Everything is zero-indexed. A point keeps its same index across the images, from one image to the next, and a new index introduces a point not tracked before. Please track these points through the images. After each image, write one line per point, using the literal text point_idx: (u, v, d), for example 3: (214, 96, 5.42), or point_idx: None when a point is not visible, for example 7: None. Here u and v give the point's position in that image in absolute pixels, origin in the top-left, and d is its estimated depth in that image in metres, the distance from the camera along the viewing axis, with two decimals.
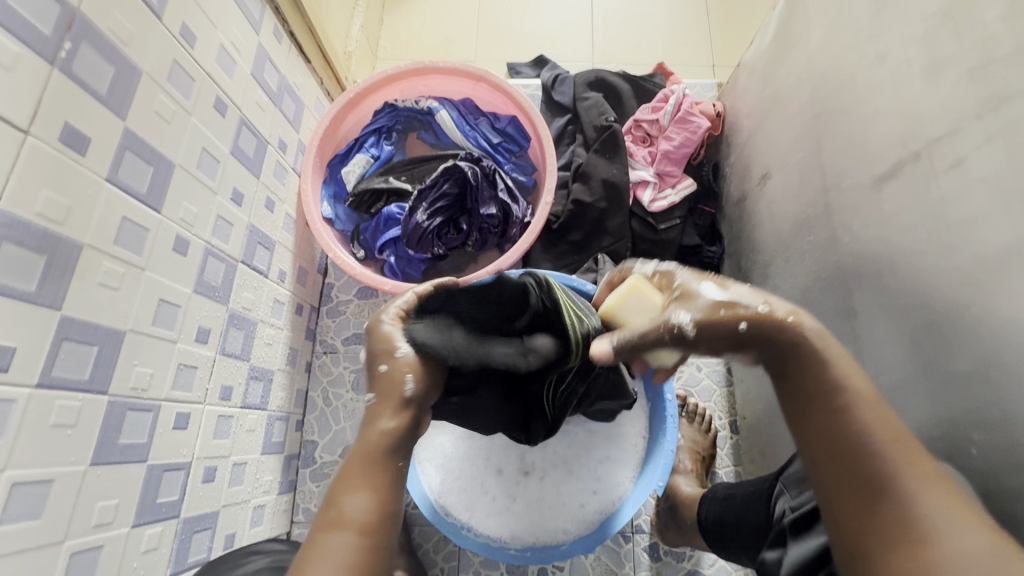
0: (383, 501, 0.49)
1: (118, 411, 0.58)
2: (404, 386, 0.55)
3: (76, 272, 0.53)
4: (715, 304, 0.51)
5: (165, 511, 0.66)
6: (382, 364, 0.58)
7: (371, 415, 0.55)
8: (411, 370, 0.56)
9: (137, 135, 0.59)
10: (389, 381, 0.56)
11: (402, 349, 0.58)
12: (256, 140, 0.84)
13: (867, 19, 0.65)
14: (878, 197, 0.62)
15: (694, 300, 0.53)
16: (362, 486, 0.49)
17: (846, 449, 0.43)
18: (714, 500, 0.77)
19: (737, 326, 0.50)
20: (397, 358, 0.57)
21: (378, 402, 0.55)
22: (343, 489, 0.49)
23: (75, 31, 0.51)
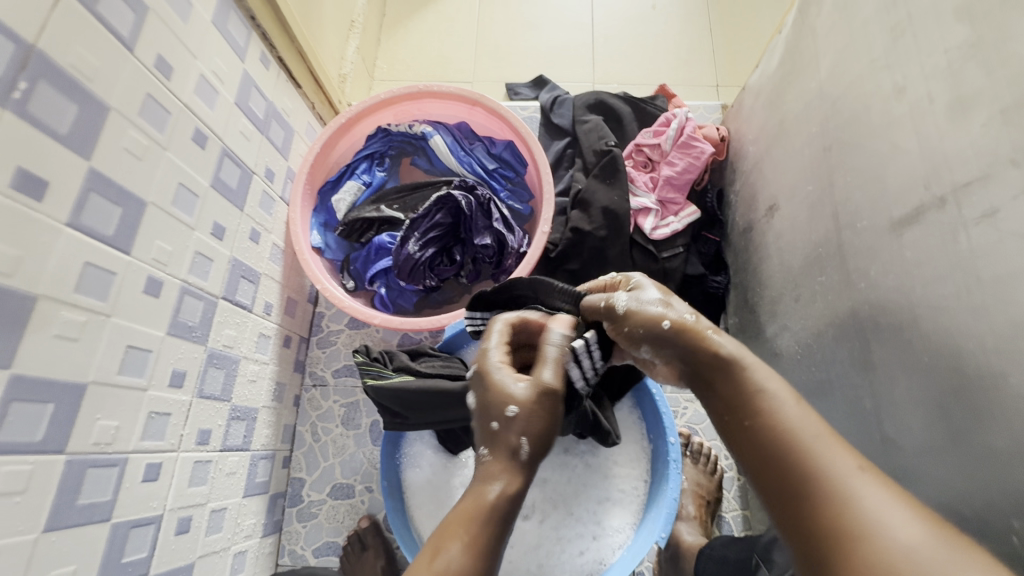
0: (484, 570, 0.44)
1: (77, 470, 0.55)
2: (514, 447, 0.50)
3: (30, 327, 0.49)
4: (653, 302, 0.55)
5: (131, 570, 0.62)
6: (493, 422, 0.52)
7: (482, 473, 0.50)
8: (526, 433, 0.50)
9: (103, 175, 0.56)
10: (507, 437, 0.50)
11: (513, 409, 0.51)
12: (240, 170, 0.81)
13: (881, 48, 0.61)
14: (897, 240, 0.58)
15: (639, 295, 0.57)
16: (465, 547, 0.44)
17: (776, 451, 0.43)
18: (709, 561, 0.73)
19: (662, 323, 0.53)
20: (507, 419, 0.51)
21: (488, 465, 0.50)
22: (446, 537, 0.45)
23: (32, 70, 0.48)
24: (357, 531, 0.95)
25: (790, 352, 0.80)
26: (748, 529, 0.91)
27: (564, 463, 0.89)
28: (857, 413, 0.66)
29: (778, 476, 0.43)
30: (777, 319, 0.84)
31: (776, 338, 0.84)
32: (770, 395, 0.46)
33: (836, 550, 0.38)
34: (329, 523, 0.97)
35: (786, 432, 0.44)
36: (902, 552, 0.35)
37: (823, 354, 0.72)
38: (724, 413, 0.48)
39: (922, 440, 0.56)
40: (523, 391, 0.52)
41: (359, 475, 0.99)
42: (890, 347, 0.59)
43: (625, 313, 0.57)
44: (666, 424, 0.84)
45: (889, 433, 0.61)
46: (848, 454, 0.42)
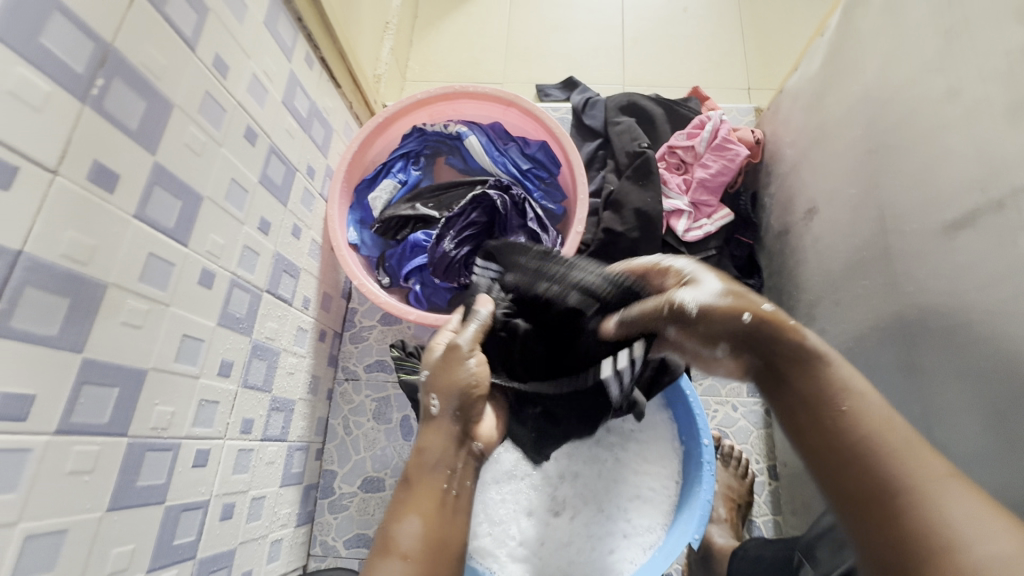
0: (432, 531, 0.53)
1: (137, 452, 0.57)
2: (428, 409, 0.62)
3: (100, 313, 0.51)
4: (720, 293, 0.52)
5: (181, 552, 0.64)
6: (432, 404, 0.62)
7: (422, 436, 0.61)
8: (433, 390, 0.62)
9: (166, 169, 0.58)
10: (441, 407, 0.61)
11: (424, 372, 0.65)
12: (285, 168, 0.83)
13: (933, 51, 0.61)
14: (949, 243, 0.58)
15: (701, 286, 0.53)
16: (415, 512, 0.54)
17: (861, 459, 0.43)
18: (744, 561, 0.73)
19: (741, 317, 0.50)
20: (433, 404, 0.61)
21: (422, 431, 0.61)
22: (401, 513, 0.54)
23: (108, 68, 0.50)
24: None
25: None
26: (780, 534, 0.91)
27: (594, 457, 0.89)
28: None
29: (867, 485, 0.42)
30: (814, 323, 0.83)
31: None
32: (859, 403, 0.45)
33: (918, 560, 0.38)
34: (359, 515, 0.98)
35: (875, 437, 0.43)
36: (999, 565, 0.35)
37: (866, 359, 0.71)
38: (800, 408, 0.48)
39: (973, 445, 0.56)
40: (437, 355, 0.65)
41: (389, 468, 1.00)
42: (939, 351, 0.59)
43: (699, 310, 0.52)
44: (700, 425, 0.84)
45: (937, 438, 0.60)
46: (937, 462, 0.41)
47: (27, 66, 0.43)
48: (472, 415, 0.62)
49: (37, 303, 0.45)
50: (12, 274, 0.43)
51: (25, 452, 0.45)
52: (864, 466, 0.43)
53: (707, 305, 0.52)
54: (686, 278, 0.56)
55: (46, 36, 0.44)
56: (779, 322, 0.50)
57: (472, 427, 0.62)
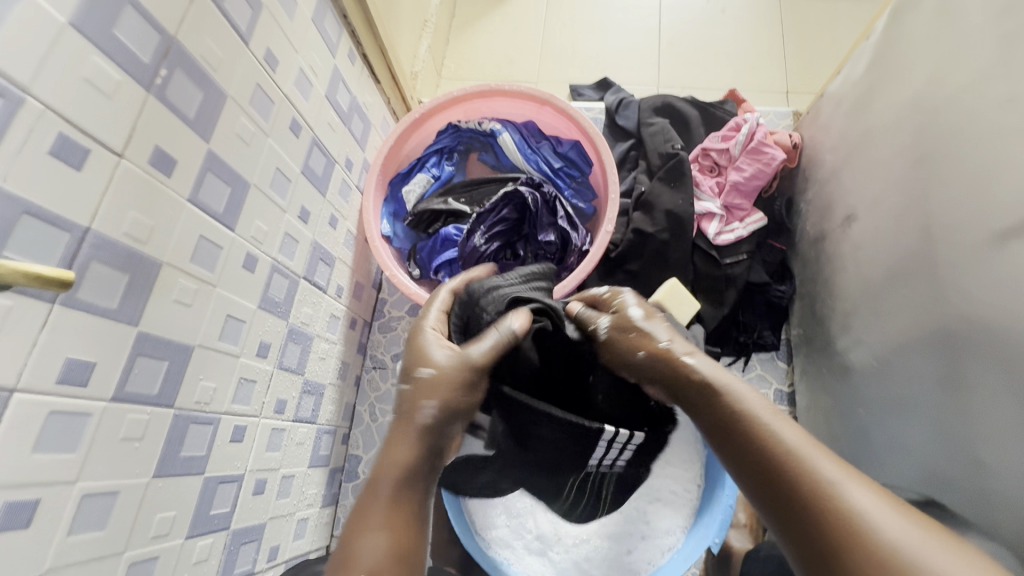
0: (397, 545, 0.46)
1: (181, 424, 0.60)
2: (420, 409, 0.54)
3: (154, 290, 0.54)
4: (627, 327, 0.66)
5: (216, 522, 0.67)
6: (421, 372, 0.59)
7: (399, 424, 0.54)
8: (433, 398, 0.55)
9: (218, 157, 0.61)
10: (412, 398, 0.56)
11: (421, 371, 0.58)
12: (325, 159, 0.86)
13: (990, 57, 0.60)
14: (1000, 253, 0.56)
15: (620, 318, 0.67)
16: (380, 528, 0.46)
17: (772, 466, 0.45)
18: (755, 562, 0.74)
19: (637, 353, 0.63)
20: (420, 381, 0.57)
21: (397, 426, 0.54)
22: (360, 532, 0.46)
23: (171, 59, 0.53)
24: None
25: (864, 366, 0.78)
26: None
27: None
28: (945, 433, 0.64)
29: (771, 490, 0.45)
30: (850, 332, 0.82)
31: (848, 351, 0.82)
32: (749, 413, 0.49)
33: (845, 562, 0.39)
34: None
35: (772, 443, 0.46)
36: (905, 553, 0.38)
37: (906, 370, 0.70)
38: (714, 433, 0.51)
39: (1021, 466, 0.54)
40: (443, 359, 0.58)
41: None
42: (984, 364, 0.58)
43: (605, 337, 0.68)
44: None
45: (984, 457, 0.59)
46: (835, 462, 0.44)
47: (101, 55, 0.46)
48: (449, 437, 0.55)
49: (102, 277, 0.48)
50: (80, 249, 0.46)
51: (85, 415, 0.48)
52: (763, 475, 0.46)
53: (616, 327, 0.67)
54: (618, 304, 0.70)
55: (119, 29, 0.47)
56: (669, 357, 0.59)
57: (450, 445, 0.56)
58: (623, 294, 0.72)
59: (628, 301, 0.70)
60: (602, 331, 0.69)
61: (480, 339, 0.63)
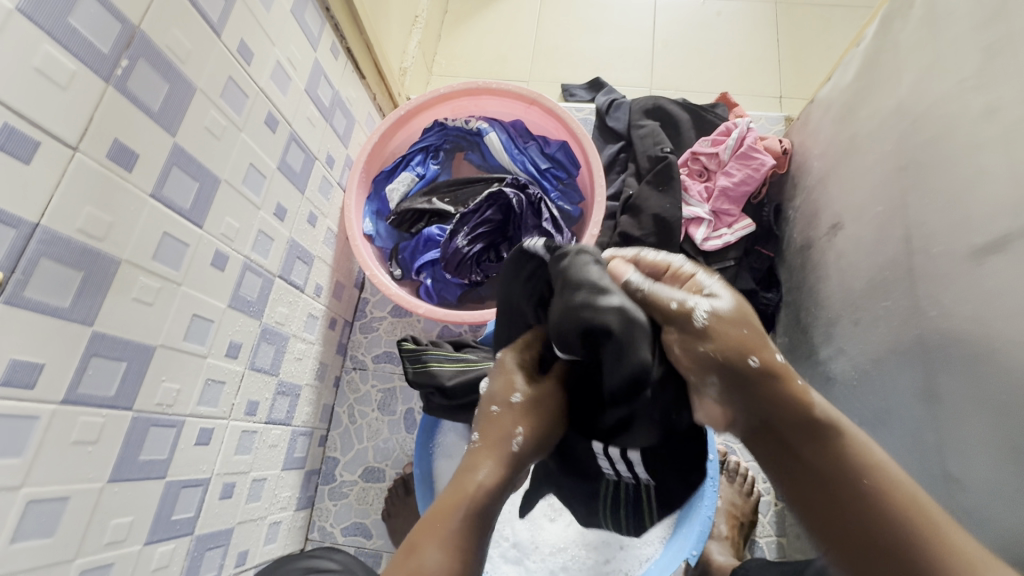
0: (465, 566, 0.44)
1: (141, 426, 0.58)
2: (510, 438, 0.50)
3: (112, 288, 0.52)
4: (737, 323, 0.46)
5: (179, 528, 0.65)
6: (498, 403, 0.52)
7: (470, 456, 0.49)
8: (524, 428, 0.51)
9: (184, 152, 0.59)
10: (498, 422, 0.51)
11: (519, 396, 0.52)
12: (304, 156, 0.84)
13: (974, 66, 0.58)
14: (978, 268, 0.55)
15: (727, 308, 0.47)
16: (450, 548, 0.44)
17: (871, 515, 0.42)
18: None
19: (749, 360, 0.45)
20: (516, 406, 0.52)
21: (481, 449, 0.50)
22: (426, 539, 0.44)
23: (134, 49, 0.51)
24: (403, 475, 0.98)
25: (845, 377, 0.77)
26: (784, 557, 0.88)
27: None
28: (918, 444, 0.63)
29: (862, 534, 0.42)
30: (832, 342, 0.81)
31: (830, 361, 0.81)
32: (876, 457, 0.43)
33: None
34: (358, 504, 0.99)
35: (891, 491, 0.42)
36: None
37: (885, 383, 0.68)
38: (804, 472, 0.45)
39: (987, 479, 0.53)
40: (538, 385, 0.54)
41: (390, 460, 1.01)
42: (960, 381, 0.57)
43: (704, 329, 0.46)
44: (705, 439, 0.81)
45: (952, 468, 0.58)
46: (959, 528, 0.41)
47: (54, 44, 0.44)
48: (523, 472, 0.52)
49: (51, 276, 0.46)
50: (27, 246, 0.44)
51: (32, 419, 0.46)
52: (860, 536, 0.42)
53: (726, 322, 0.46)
54: (704, 287, 0.49)
55: (75, 16, 0.45)
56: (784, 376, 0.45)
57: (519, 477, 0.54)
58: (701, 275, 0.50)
59: (719, 284, 0.49)
60: (700, 319, 0.46)
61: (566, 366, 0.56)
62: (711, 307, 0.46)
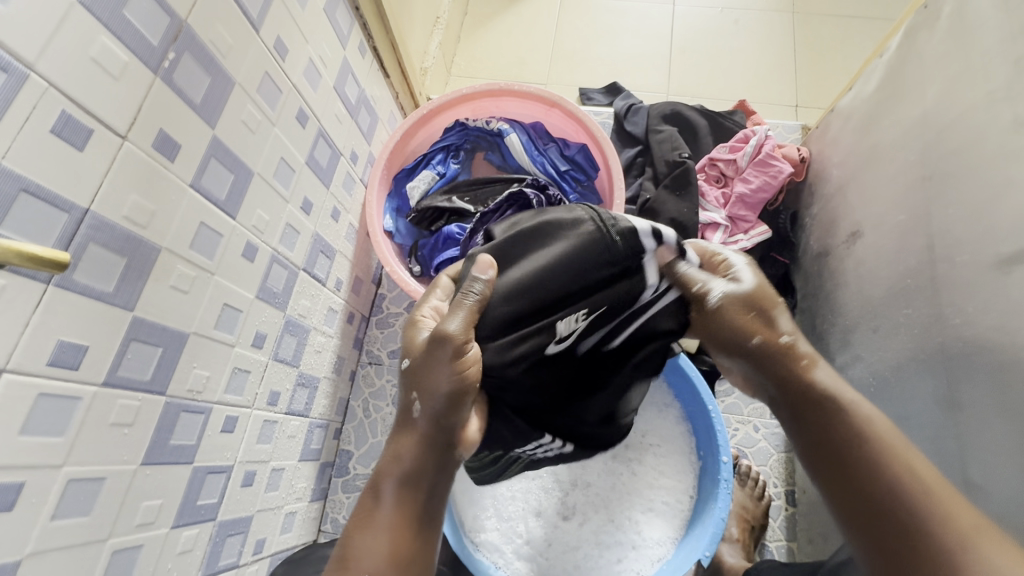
0: (397, 542, 0.54)
1: (172, 412, 0.59)
2: (412, 407, 0.56)
3: (151, 275, 0.53)
4: (748, 309, 0.60)
5: (203, 513, 0.67)
6: (404, 360, 0.57)
7: (399, 433, 0.57)
8: (412, 390, 0.55)
9: (222, 144, 0.60)
10: (405, 405, 0.57)
11: (406, 362, 0.57)
12: (330, 151, 0.85)
13: (1004, 79, 0.59)
14: (1003, 278, 0.56)
15: (739, 296, 0.60)
16: (383, 529, 0.54)
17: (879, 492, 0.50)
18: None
19: (753, 339, 0.59)
20: (405, 373, 0.56)
21: (399, 432, 0.57)
22: (358, 529, 0.55)
23: (180, 42, 0.52)
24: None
25: (862, 383, 0.78)
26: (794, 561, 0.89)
27: (609, 470, 0.89)
28: (936, 451, 0.64)
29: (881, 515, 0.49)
30: (849, 349, 0.82)
31: (847, 367, 0.82)
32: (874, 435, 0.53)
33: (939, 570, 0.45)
34: None
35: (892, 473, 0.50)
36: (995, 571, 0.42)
37: (903, 390, 0.69)
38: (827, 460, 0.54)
39: (1007, 485, 0.54)
40: (416, 352, 0.56)
41: None
42: (982, 389, 0.57)
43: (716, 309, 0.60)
44: (720, 441, 0.82)
45: (973, 476, 0.58)
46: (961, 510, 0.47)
47: (109, 35, 0.45)
48: (455, 425, 0.55)
49: (98, 260, 0.47)
50: (78, 231, 0.45)
51: (74, 399, 0.47)
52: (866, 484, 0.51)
53: (739, 303, 0.60)
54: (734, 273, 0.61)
55: (128, 8, 0.46)
56: (784, 354, 0.59)
57: (458, 429, 0.56)
58: (732, 258, 0.62)
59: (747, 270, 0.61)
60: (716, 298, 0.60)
61: (454, 315, 0.52)
62: (723, 292, 0.60)
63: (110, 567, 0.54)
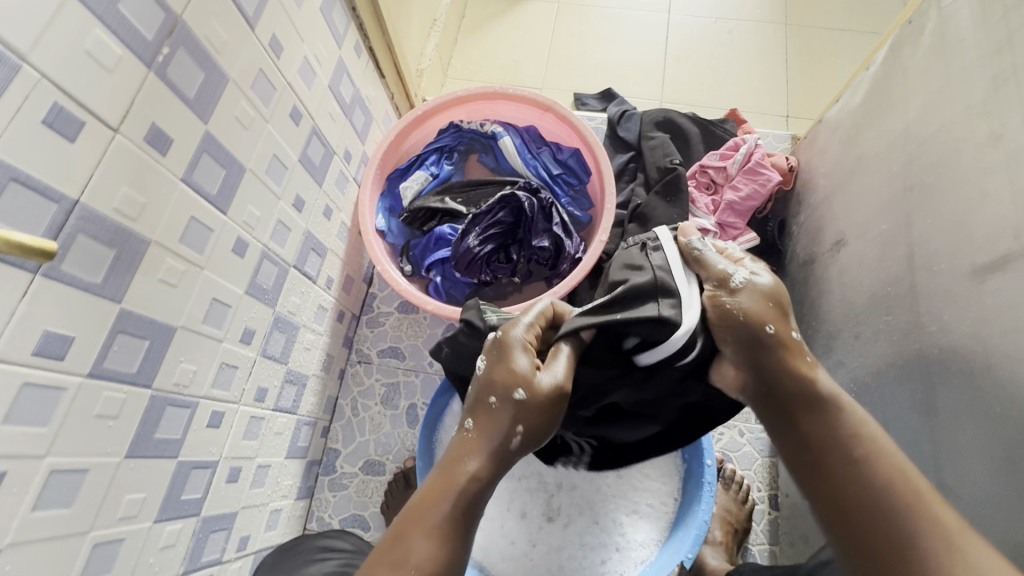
0: (451, 557, 0.46)
1: (158, 405, 0.59)
2: (510, 430, 0.52)
3: (140, 268, 0.54)
4: (763, 299, 0.58)
5: (187, 508, 0.66)
6: (518, 390, 0.52)
7: (462, 446, 0.52)
8: (524, 423, 0.52)
9: (215, 139, 0.61)
10: (496, 421, 0.52)
11: (519, 394, 0.52)
12: (324, 149, 0.86)
13: (982, 94, 0.61)
14: (979, 288, 0.57)
15: (757, 287, 0.59)
16: (438, 535, 0.46)
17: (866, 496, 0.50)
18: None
19: (765, 327, 0.57)
20: (511, 401, 0.52)
21: (476, 438, 0.52)
22: (413, 528, 0.47)
23: (175, 37, 0.53)
24: (404, 469, 0.99)
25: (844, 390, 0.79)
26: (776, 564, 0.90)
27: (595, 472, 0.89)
28: (914, 456, 0.65)
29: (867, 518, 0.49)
30: (832, 355, 0.83)
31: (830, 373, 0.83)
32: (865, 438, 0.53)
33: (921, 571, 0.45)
34: (358, 496, 1.00)
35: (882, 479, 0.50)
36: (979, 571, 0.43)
37: (883, 395, 0.71)
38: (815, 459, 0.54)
39: (980, 490, 0.55)
40: (545, 386, 0.53)
41: (391, 454, 1.02)
42: (958, 395, 0.59)
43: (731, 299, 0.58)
44: (703, 445, 0.83)
45: (948, 481, 0.60)
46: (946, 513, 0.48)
47: (104, 29, 0.45)
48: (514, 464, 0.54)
49: (86, 251, 0.47)
50: (66, 222, 0.45)
51: (59, 390, 0.47)
52: (851, 482, 0.51)
53: (759, 296, 0.58)
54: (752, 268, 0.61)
55: (124, 2, 0.47)
56: (790, 347, 0.57)
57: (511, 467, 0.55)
58: (749, 262, 0.62)
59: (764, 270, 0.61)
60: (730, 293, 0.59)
61: (556, 362, 0.57)
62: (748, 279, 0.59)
63: (91, 559, 0.53)
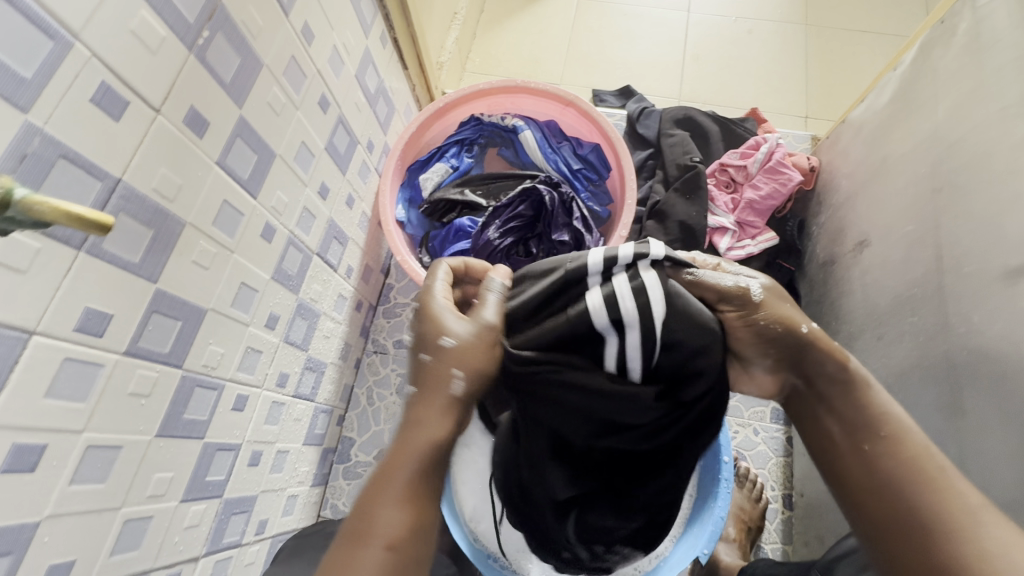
0: (415, 516, 0.48)
1: (188, 386, 0.60)
2: (441, 379, 0.50)
3: (176, 249, 0.54)
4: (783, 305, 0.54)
5: (211, 489, 0.67)
6: (445, 337, 0.51)
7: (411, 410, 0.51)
8: (458, 367, 0.50)
9: (248, 124, 0.61)
10: (435, 373, 0.51)
11: (445, 339, 0.51)
12: (349, 139, 0.86)
13: (1016, 95, 0.61)
14: (1009, 289, 0.57)
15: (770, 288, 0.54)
16: (402, 500, 0.48)
17: (892, 480, 0.49)
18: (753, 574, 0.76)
19: (802, 328, 0.54)
20: (441, 351, 0.50)
21: (420, 403, 0.51)
22: (379, 499, 0.48)
23: (215, 22, 0.53)
24: None
25: None
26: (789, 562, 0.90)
27: None
28: None
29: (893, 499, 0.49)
30: (852, 355, 0.83)
31: None
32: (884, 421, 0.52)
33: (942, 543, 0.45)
34: None
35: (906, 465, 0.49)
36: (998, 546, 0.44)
37: (906, 396, 0.70)
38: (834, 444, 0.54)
39: (1005, 492, 0.55)
40: (465, 329, 0.51)
41: None
42: (985, 396, 0.59)
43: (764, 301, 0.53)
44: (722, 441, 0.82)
45: (973, 483, 0.59)
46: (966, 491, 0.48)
47: (150, 10, 0.46)
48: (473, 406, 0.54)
49: (127, 230, 0.48)
50: (109, 200, 0.46)
51: (98, 366, 0.48)
52: (871, 462, 0.51)
53: (776, 296, 0.54)
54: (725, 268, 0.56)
55: None
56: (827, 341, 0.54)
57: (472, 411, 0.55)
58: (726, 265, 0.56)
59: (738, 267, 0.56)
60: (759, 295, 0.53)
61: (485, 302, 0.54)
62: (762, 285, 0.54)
63: (121, 535, 0.54)
